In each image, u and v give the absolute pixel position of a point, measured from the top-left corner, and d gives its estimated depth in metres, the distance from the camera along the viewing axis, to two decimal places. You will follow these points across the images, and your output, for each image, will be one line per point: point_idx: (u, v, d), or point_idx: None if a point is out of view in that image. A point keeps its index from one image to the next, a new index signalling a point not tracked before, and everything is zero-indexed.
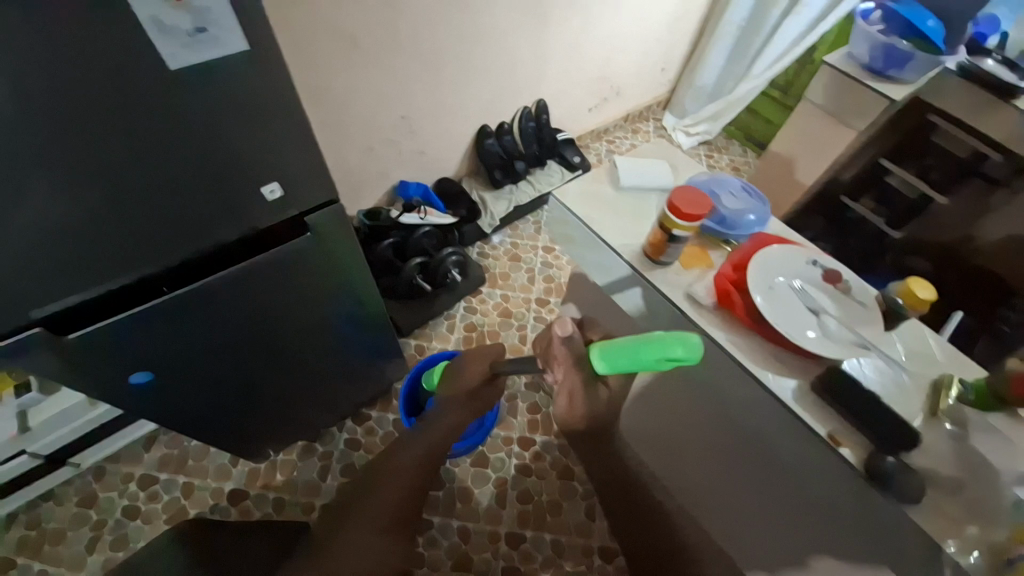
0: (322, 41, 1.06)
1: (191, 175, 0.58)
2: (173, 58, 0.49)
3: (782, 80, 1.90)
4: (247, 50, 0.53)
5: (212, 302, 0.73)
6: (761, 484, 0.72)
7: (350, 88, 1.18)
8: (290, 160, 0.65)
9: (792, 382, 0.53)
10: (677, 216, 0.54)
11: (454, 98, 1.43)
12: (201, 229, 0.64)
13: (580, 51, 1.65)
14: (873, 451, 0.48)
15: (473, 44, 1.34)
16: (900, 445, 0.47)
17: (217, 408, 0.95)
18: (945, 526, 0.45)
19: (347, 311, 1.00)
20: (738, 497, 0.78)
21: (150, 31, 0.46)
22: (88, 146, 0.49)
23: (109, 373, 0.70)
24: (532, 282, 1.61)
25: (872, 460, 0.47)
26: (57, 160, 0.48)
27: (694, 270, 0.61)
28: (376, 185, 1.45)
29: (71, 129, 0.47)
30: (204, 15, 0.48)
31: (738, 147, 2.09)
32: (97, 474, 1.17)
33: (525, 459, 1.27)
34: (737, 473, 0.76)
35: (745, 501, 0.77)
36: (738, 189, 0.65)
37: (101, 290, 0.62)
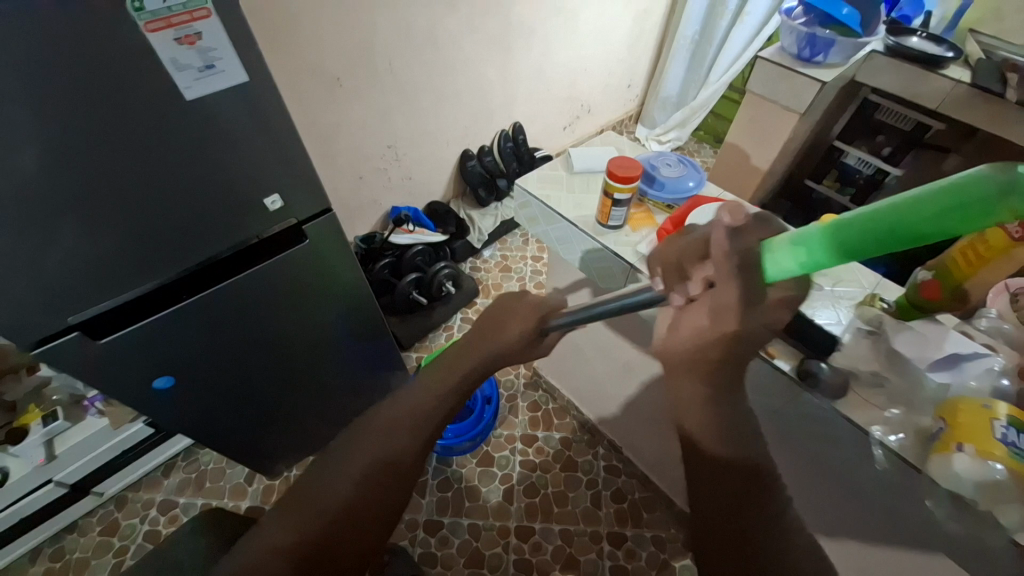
0: (309, 83, 1.19)
1: (200, 191, 0.68)
2: (188, 90, 0.60)
3: (740, 83, 2.04)
4: (247, 80, 0.64)
5: (216, 307, 0.81)
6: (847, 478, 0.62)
7: (337, 123, 1.30)
8: (286, 175, 0.76)
9: None
10: (614, 180, 0.63)
11: (434, 127, 1.57)
12: (212, 238, 0.74)
13: (548, 74, 1.79)
14: (804, 358, 0.57)
15: (446, 76, 1.48)
16: (828, 350, 0.56)
17: (233, 418, 1.01)
18: (871, 416, 0.53)
19: (347, 321, 1.07)
20: (829, 493, 0.68)
21: (168, 69, 0.57)
22: (115, 166, 0.59)
23: (134, 376, 0.78)
24: (523, 289, 1.69)
25: (805, 365, 0.55)
26: (92, 181, 0.58)
27: (642, 230, 0.69)
28: (368, 212, 1.57)
29: (103, 155, 0.57)
30: (211, 53, 0.59)
31: (709, 149, 2.21)
32: (119, 503, 1.24)
33: (529, 454, 1.31)
34: (826, 473, 0.65)
35: (836, 495, 0.67)
36: (674, 161, 0.74)
37: (129, 296, 0.71)
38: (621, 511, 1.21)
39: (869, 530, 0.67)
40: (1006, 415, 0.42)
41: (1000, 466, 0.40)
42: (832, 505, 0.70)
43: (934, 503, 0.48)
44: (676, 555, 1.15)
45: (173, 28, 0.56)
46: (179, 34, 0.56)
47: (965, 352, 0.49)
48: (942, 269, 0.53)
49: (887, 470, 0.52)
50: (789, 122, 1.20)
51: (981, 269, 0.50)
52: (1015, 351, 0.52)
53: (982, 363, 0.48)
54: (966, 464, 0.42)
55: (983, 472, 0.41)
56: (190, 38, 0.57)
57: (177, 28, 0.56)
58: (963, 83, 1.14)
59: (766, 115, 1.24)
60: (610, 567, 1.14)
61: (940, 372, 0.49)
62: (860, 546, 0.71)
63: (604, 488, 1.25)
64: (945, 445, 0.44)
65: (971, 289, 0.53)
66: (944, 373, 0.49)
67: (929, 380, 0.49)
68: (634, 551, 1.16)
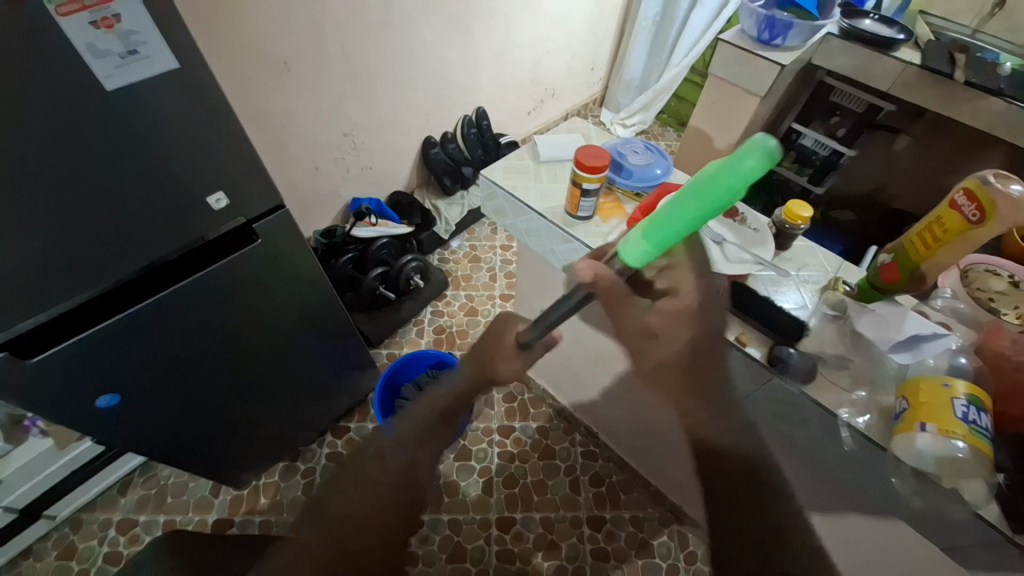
0: (253, 68, 1.10)
1: (134, 192, 0.62)
2: (109, 80, 0.53)
3: (701, 65, 2.05)
4: (177, 67, 0.58)
5: (167, 317, 0.75)
6: (818, 460, 0.64)
7: (287, 111, 1.22)
8: (231, 171, 0.70)
9: None
10: (583, 170, 0.61)
11: (394, 113, 1.50)
12: (152, 242, 0.68)
13: (510, 56, 1.74)
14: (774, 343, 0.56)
15: (404, 59, 1.41)
16: (794, 336, 0.56)
17: (189, 431, 0.95)
18: (838, 399, 0.53)
19: (309, 323, 1.03)
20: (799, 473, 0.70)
21: (84, 57, 0.51)
22: (29, 169, 0.52)
23: (76, 394, 0.71)
24: (494, 279, 1.66)
25: (774, 351, 0.55)
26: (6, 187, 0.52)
27: (612, 219, 0.68)
28: (328, 205, 1.50)
29: (15, 157, 0.51)
30: (133, 38, 0.53)
31: (673, 132, 2.23)
32: (75, 525, 1.16)
33: (507, 445, 1.30)
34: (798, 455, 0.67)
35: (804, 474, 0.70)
36: (641, 148, 0.73)
37: (56, 311, 0.64)
38: (600, 494, 1.23)
39: (834, 502, 0.70)
40: (965, 393, 0.44)
41: (961, 443, 0.42)
42: (801, 481, 0.72)
43: (897, 480, 0.49)
44: (654, 533, 1.18)
45: (88, 11, 0.49)
46: (95, 17, 0.50)
47: (924, 333, 0.50)
48: (901, 252, 0.54)
49: (853, 450, 0.53)
50: (751, 105, 1.21)
51: (938, 253, 0.51)
52: (969, 328, 0.54)
53: (940, 344, 0.49)
54: (928, 442, 0.43)
55: (944, 449, 0.43)
56: (108, 22, 0.51)
57: (92, 10, 0.50)
58: (913, 65, 1.19)
59: (728, 99, 1.25)
60: (591, 550, 1.16)
61: (901, 353, 0.51)
62: (826, 517, 0.74)
63: (582, 473, 1.26)
64: (907, 425, 0.45)
65: (930, 271, 0.53)
66: (905, 354, 0.51)
67: (890, 361, 0.51)
68: (613, 532, 1.18)
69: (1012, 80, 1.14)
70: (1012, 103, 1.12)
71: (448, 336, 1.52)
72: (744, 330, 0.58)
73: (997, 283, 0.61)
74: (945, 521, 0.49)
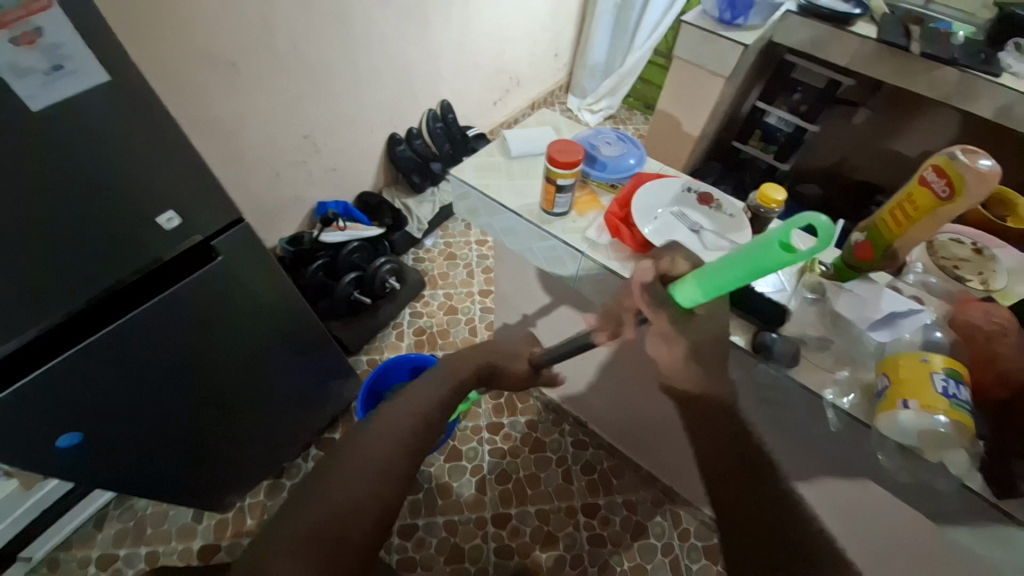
0: (199, 71, 1.04)
1: (76, 218, 0.57)
2: (34, 99, 0.48)
3: (663, 47, 2.04)
4: (110, 79, 0.53)
5: (129, 346, 0.70)
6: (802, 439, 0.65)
7: (239, 115, 1.16)
8: (184, 189, 0.65)
9: None
10: (557, 166, 0.58)
11: (353, 110, 1.44)
12: (102, 268, 0.63)
13: (471, 45, 1.70)
14: (758, 330, 0.56)
15: (359, 53, 1.35)
16: (776, 320, 0.56)
17: (162, 461, 0.90)
18: (823, 380, 0.54)
19: (283, 336, 0.98)
20: (785, 450, 0.72)
21: (5, 76, 0.46)
22: None
23: (33, 437, 0.66)
24: (471, 275, 1.64)
25: (758, 338, 0.54)
26: None
27: (589, 214, 0.66)
28: (292, 210, 1.44)
29: None
30: (57, 51, 0.48)
31: (640, 116, 2.23)
32: (50, 565, 1.10)
33: (497, 442, 1.29)
34: (784, 435, 0.68)
35: (791, 451, 0.71)
36: (613, 138, 0.71)
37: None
38: (592, 482, 1.24)
39: (818, 473, 0.72)
40: (943, 367, 0.45)
41: (942, 418, 0.43)
42: (786, 457, 0.74)
43: (883, 456, 0.50)
44: (648, 515, 1.20)
45: (6, 29, 0.44)
46: (14, 34, 0.45)
47: (900, 310, 0.51)
48: (873, 232, 0.55)
49: (839, 429, 0.54)
50: (717, 86, 1.21)
51: (909, 229, 0.51)
52: (940, 300, 0.56)
53: (915, 319, 0.51)
54: (910, 418, 0.44)
55: (927, 425, 0.43)
56: (28, 37, 0.46)
57: (11, 27, 0.45)
58: (870, 40, 1.21)
59: (694, 81, 1.25)
60: (588, 537, 1.17)
61: (881, 332, 0.51)
62: (811, 488, 0.76)
63: (574, 463, 1.27)
64: (890, 403, 0.46)
65: (902, 248, 0.53)
66: (884, 332, 0.51)
67: (869, 340, 0.52)
68: (608, 518, 1.19)
69: (963, 50, 1.17)
70: (964, 72, 1.15)
71: (429, 337, 1.49)
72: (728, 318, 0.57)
73: (962, 250, 0.62)
74: (931, 490, 0.51)
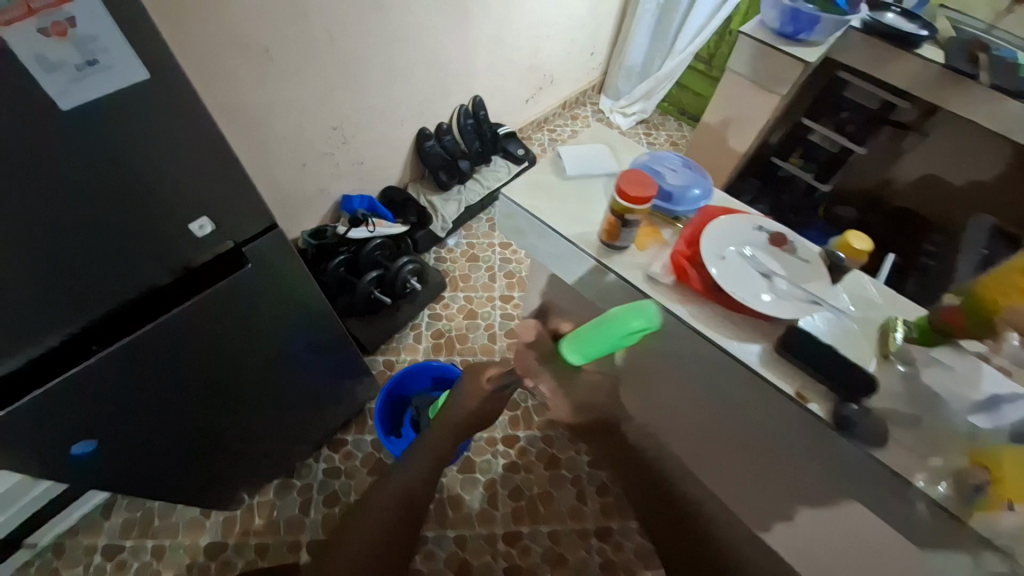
0: (232, 56, 0.99)
1: (104, 226, 0.54)
2: (63, 97, 0.44)
3: (705, 53, 1.97)
4: (147, 78, 0.48)
5: (148, 354, 0.67)
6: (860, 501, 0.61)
7: (269, 103, 1.11)
8: (217, 193, 0.61)
9: (756, 346, 0.55)
10: (627, 201, 0.56)
11: (385, 102, 1.39)
12: (127, 274, 0.59)
13: (508, 40, 1.63)
14: (835, 399, 0.51)
15: (395, 45, 1.30)
16: (858, 390, 0.50)
17: (175, 463, 0.88)
18: (912, 463, 0.48)
19: (302, 337, 0.95)
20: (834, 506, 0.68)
21: (33, 70, 0.42)
22: None
23: (48, 442, 0.64)
24: (493, 279, 1.60)
25: (838, 410, 0.49)
26: None
27: (650, 248, 0.62)
28: (316, 202, 1.40)
29: None
30: (92, 44, 0.44)
31: (673, 122, 2.15)
32: (57, 550, 1.09)
33: (512, 456, 1.27)
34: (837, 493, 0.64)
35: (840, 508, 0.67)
36: (678, 166, 0.69)
37: (13, 362, 0.56)
38: (607, 505, 1.21)
39: None
40: None
41: None
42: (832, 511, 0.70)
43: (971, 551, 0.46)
44: None
45: (36, 17, 0.40)
46: (44, 23, 0.40)
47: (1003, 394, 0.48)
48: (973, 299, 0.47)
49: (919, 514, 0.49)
50: (768, 104, 1.15)
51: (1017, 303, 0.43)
52: None
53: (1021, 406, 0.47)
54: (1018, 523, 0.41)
55: None
56: (60, 27, 0.41)
57: (40, 15, 0.40)
58: (936, 64, 1.16)
59: (744, 96, 1.18)
60: (599, 563, 1.14)
61: (980, 417, 0.48)
62: None
63: (588, 483, 1.23)
64: (994, 504, 0.42)
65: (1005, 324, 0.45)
66: (983, 417, 0.48)
67: (965, 422, 0.49)
68: (621, 544, 1.16)
69: None
70: None
71: (448, 340, 1.46)
72: (802, 383, 0.52)
73: None
74: None
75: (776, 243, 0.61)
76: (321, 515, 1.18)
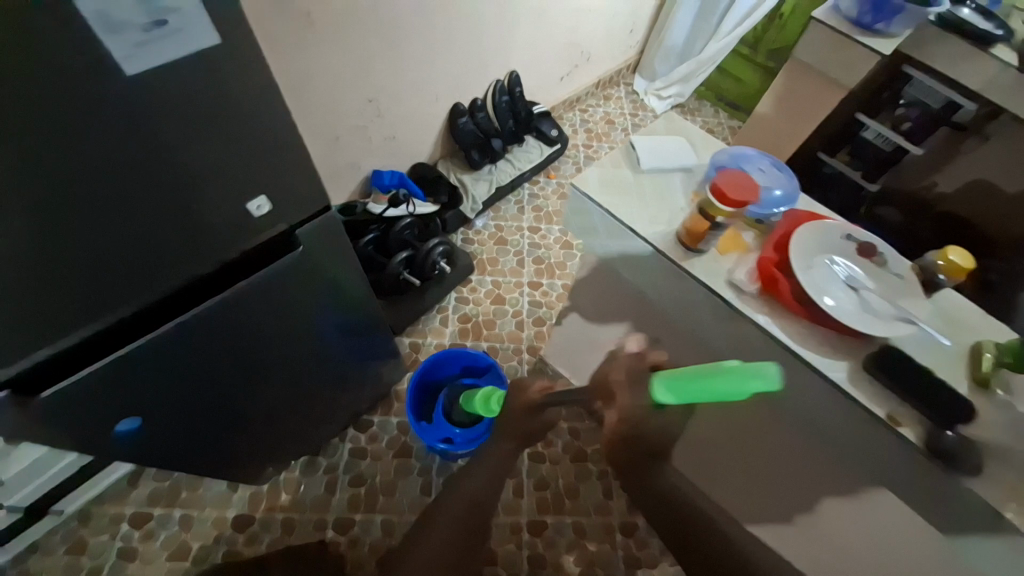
0: (272, 18, 0.93)
1: (166, 206, 0.51)
2: (128, 61, 0.41)
3: (750, 36, 1.87)
4: (218, 44, 0.45)
5: (200, 332, 0.66)
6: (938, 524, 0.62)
7: (307, 72, 1.06)
8: (270, 168, 0.57)
9: (844, 365, 0.56)
10: (723, 204, 0.55)
11: (421, 75, 1.33)
12: (184, 256, 0.56)
13: (550, 12, 1.55)
14: (932, 428, 0.52)
15: (436, 13, 1.23)
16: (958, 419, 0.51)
17: (212, 440, 0.88)
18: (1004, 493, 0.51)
19: (336, 319, 0.92)
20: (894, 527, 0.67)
21: (97, 29, 0.38)
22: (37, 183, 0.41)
23: (94, 423, 0.62)
24: (521, 265, 1.55)
25: (933, 437, 0.51)
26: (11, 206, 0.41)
27: (732, 254, 0.61)
28: (346, 177, 1.35)
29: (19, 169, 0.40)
30: (162, 4, 0.40)
31: (710, 108, 2.06)
32: (83, 518, 1.09)
33: (538, 447, 1.26)
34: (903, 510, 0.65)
35: None
36: (766, 165, 0.66)
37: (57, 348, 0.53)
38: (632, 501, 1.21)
39: None
40: None
41: None
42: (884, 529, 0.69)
43: None
44: None
45: None
46: None
47: None
48: None
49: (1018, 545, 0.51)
50: None
51: None
52: None
53: None
54: None
55: None
56: None
57: None
58: (1012, 67, 1.08)
59: None
60: (623, 557, 1.14)
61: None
62: None
63: (614, 478, 1.23)
64: None
65: None
66: None
67: None
68: (645, 540, 1.17)
69: None
70: None
71: (474, 326, 1.43)
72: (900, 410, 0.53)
73: None
74: None
75: (867, 252, 0.59)
76: (347, 496, 1.18)
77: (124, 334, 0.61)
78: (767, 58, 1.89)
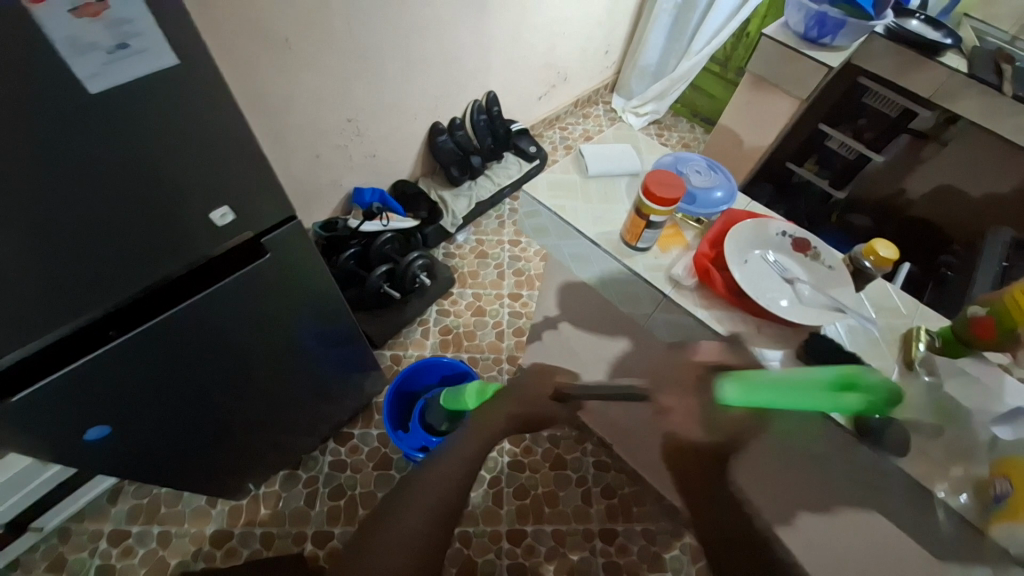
0: (252, 45, 0.98)
1: (132, 212, 0.53)
2: (93, 80, 0.44)
3: (720, 54, 1.96)
4: (177, 64, 0.48)
5: (169, 338, 0.67)
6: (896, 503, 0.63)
7: (288, 94, 1.11)
8: (233, 178, 0.60)
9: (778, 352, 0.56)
10: (652, 202, 0.58)
11: (400, 96, 1.38)
12: (148, 261, 0.59)
13: (525, 36, 1.62)
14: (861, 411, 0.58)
15: (412, 38, 1.29)
16: None
17: (187, 449, 0.88)
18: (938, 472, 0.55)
19: (314, 330, 0.94)
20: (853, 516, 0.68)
21: (63, 52, 0.41)
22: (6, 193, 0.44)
23: (64, 426, 0.64)
24: (501, 276, 1.59)
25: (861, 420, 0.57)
26: None
27: (672, 250, 0.67)
28: (328, 195, 1.39)
29: None
30: (125, 27, 0.43)
31: (685, 124, 2.14)
32: (63, 535, 1.09)
33: (518, 455, 1.26)
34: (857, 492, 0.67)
35: None
36: (704, 167, 0.72)
37: (26, 351, 0.55)
38: (612, 507, 1.21)
39: None
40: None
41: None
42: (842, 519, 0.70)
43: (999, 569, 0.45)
44: (665, 546, 1.17)
45: None
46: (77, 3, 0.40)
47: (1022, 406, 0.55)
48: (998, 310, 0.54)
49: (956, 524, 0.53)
50: None
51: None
52: None
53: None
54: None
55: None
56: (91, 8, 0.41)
57: None
58: (960, 73, 1.14)
59: None
60: (603, 564, 1.14)
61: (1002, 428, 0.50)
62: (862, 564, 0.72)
63: (593, 484, 1.23)
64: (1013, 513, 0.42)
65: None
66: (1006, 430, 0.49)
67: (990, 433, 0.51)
68: (626, 546, 1.16)
69: None
70: None
71: (455, 337, 1.45)
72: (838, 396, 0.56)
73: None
74: None
75: (802, 249, 0.64)
76: (327, 507, 1.18)
77: (93, 340, 0.63)
78: (737, 75, 1.96)
